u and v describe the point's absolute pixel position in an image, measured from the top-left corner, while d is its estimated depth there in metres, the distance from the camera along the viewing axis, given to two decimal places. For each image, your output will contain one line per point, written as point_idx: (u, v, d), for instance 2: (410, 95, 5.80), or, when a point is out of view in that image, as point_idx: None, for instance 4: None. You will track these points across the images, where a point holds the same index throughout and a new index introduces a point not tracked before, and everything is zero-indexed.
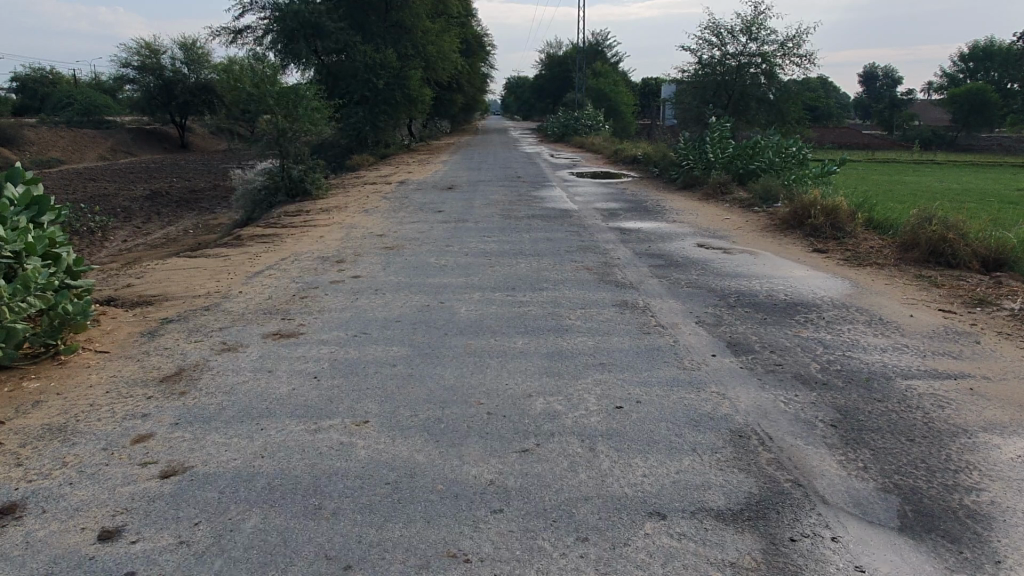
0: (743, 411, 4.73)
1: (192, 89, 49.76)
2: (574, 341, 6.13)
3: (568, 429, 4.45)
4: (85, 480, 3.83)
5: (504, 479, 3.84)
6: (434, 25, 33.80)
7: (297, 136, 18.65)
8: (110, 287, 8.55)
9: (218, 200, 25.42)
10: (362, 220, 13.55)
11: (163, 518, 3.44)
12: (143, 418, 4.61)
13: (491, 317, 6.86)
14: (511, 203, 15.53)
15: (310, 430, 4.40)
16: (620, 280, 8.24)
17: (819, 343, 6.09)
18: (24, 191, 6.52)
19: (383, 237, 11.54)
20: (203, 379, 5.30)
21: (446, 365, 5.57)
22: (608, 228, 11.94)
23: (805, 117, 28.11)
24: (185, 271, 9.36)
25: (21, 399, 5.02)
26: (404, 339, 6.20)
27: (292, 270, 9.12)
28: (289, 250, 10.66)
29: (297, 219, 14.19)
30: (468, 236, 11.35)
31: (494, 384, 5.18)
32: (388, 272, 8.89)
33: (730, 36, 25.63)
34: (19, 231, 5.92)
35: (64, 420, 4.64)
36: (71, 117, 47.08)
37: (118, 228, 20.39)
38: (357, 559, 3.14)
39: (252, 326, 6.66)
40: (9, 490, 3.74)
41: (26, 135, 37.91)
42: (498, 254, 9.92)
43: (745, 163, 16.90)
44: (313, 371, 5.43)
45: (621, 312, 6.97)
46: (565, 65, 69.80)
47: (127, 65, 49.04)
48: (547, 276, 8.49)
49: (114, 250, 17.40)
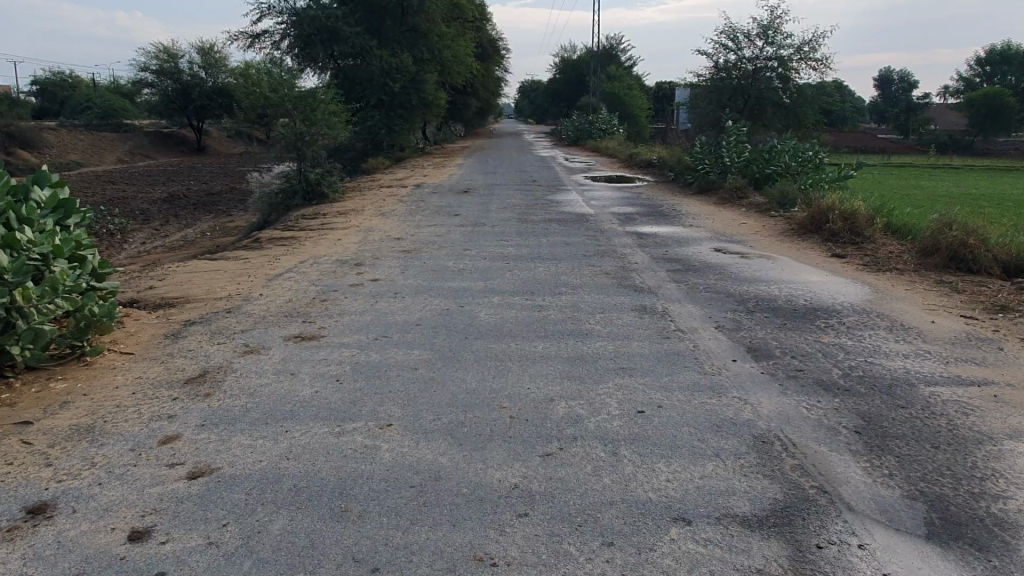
0: (765, 416, 4.72)
1: (209, 94, 50.13)
2: (593, 346, 6.13)
3: (590, 433, 4.46)
4: (115, 480, 3.88)
5: (529, 483, 3.85)
6: (449, 29, 33.89)
7: (314, 140, 18.75)
8: (132, 289, 8.64)
9: (235, 203, 25.62)
10: (379, 224, 13.61)
11: (192, 518, 3.48)
12: (169, 419, 4.67)
13: (511, 321, 6.88)
14: (527, 207, 15.55)
15: (334, 432, 4.44)
16: (638, 285, 8.24)
17: (840, 349, 6.06)
18: (51, 194, 6.59)
19: (400, 241, 11.56)
20: (227, 381, 5.36)
21: (468, 368, 5.59)
22: (625, 232, 11.93)
23: (822, 121, 27.95)
24: (206, 273, 9.45)
25: (48, 400, 5.09)
26: (426, 342, 6.23)
27: (312, 273, 9.18)
28: (308, 253, 10.73)
29: (315, 222, 14.26)
30: (486, 240, 11.38)
31: (516, 388, 5.20)
32: (407, 275, 8.92)
33: (746, 39, 25.53)
34: (47, 234, 6.02)
35: (92, 420, 4.70)
36: (90, 121, 47.61)
37: (137, 230, 20.60)
38: (384, 561, 3.16)
39: (274, 328, 6.72)
40: (41, 490, 3.80)
41: (46, 138, 38.39)
42: (516, 257, 9.94)
43: (762, 167, 16.84)
44: (335, 374, 5.47)
45: (639, 317, 6.96)
46: (580, 70, 69.73)
47: (146, 70, 49.52)
48: (565, 281, 8.49)
49: (133, 252, 17.58)
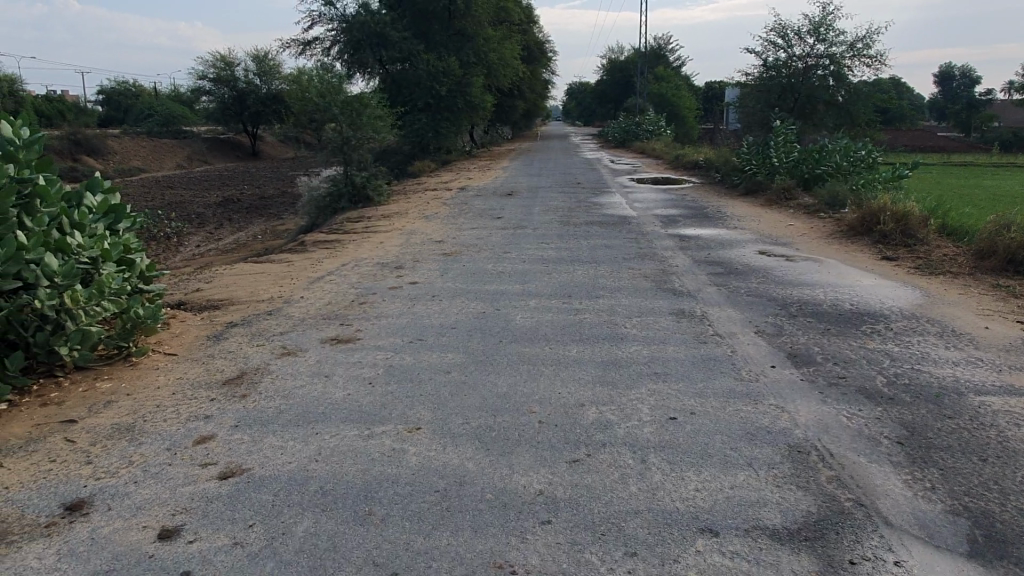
0: (803, 425, 4.58)
1: (263, 100, 51.41)
2: (628, 350, 6.05)
3: (619, 439, 4.39)
4: (150, 479, 3.98)
5: (554, 490, 3.81)
6: (496, 32, 34.04)
7: (361, 144, 19.03)
8: (181, 291, 8.89)
9: (286, 207, 26.18)
10: (422, 226, 13.72)
11: (220, 518, 3.54)
12: (205, 419, 4.77)
13: (546, 325, 6.84)
14: (569, 209, 15.48)
15: (363, 435, 4.47)
16: (677, 288, 8.11)
17: (885, 355, 5.85)
18: (102, 200, 6.82)
19: (442, 243, 11.64)
20: (264, 382, 5.45)
21: (500, 372, 5.58)
22: (668, 235, 11.77)
23: (876, 119, 27.13)
24: (251, 275, 9.65)
25: (93, 399, 5.26)
26: (460, 346, 6.24)
27: (353, 276, 9.30)
28: (350, 256, 10.87)
29: (359, 225, 14.46)
30: (526, 243, 11.37)
31: (547, 392, 5.16)
32: (445, 278, 8.96)
33: (797, 37, 24.96)
34: (96, 238, 6.21)
35: (132, 420, 4.83)
36: (151, 128, 49.30)
37: (192, 233, 21.23)
38: (403, 566, 3.16)
39: (312, 330, 6.82)
40: (80, 487, 3.92)
41: (110, 145, 39.90)
42: (555, 260, 9.90)
43: (812, 167, 16.42)
44: (368, 376, 5.52)
45: (677, 321, 6.84)
46: (628, 71, 69.23)
47: (203, 78, 51.06)
48: (603, 284, 8.41)
49: (187, 254, 18.11)
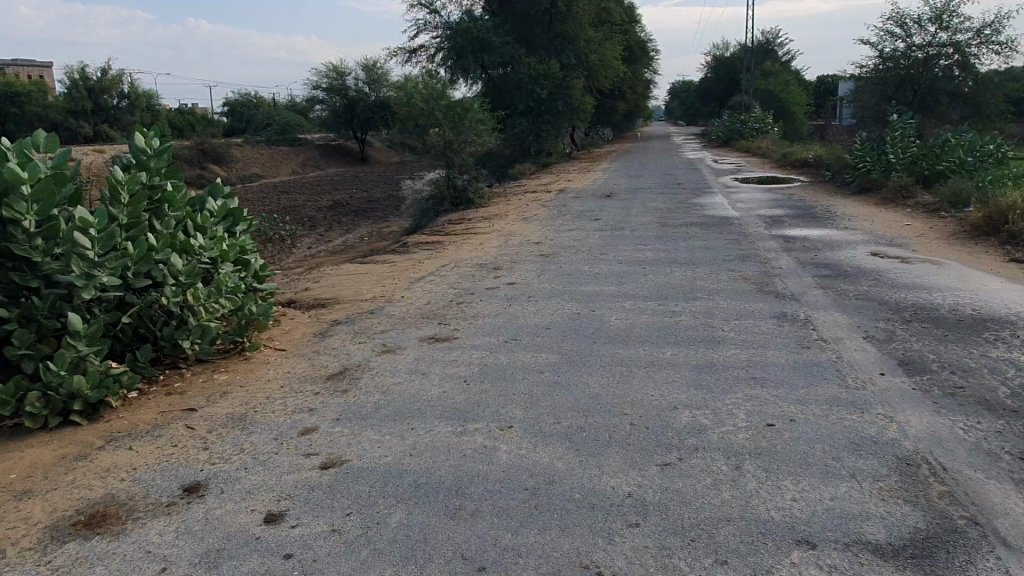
0: (913, 437, 4.32)
1: (371, 107, 53.34)
2: (725, 353, 5.89)
3: (713, 445, 4.30)
4: (258, 465, 4.24)
5: (644, 493, 3.77)
6: (597, 33, 33.90)
7: (462, 148, 19.42)
8: (292, 290, 9.38)
9: (391, 210, 27.07)
10: (521, 228, 13.86)
11: (320, 506, 3.73)
12: (309, 412, 5.02)
13: (641, 326, 6.76)
14: (669, 210, 15.21)
15: (457, 431, 4.57)
16: (780, 291, 7.82)
17: (1010, 365, 5.42)
18: (223, 204, 7.26)
19: (539, 245, 11.71)
20: (364, 378, 5.68)
21: (593, 373, 5.57)
22: (772, 236, 11.36)
23: (1008, 111, 25.12)
24: (356, 276, 10.06)
25: (211, 389, 5.64)
26: (553, 346, 6.27)
27: (452, 276, 9.51)
28: (450, 257, 11.12)
29: (459, 227, 14.77)
30: (624, 244, 11.27)
31: (639, 394, 5.10)
32: (541, 279, 9.01)
33: (916, 25, 23.48)
34: (216, 240, 6.63)
35: (245, 410, 5.16)
36: (269, 137, 52.17)
37: (304, 235, 22.32)
38: (491, 561, 3.22)
39: (411, 329, 7.03)
40: (197, 470, 4.22)
41: (232, 153, 42.54)
42: (653, 262, 9.76)
43: (933, 164, 15.42)
44: (463, 375, 5.64)
45: (779, 325, 6.60)
46: (734, 67, 67.22)
47: (317, 88, 53.58)
48: (702, 286, 8.22)
49: (300, 255, 19.07)
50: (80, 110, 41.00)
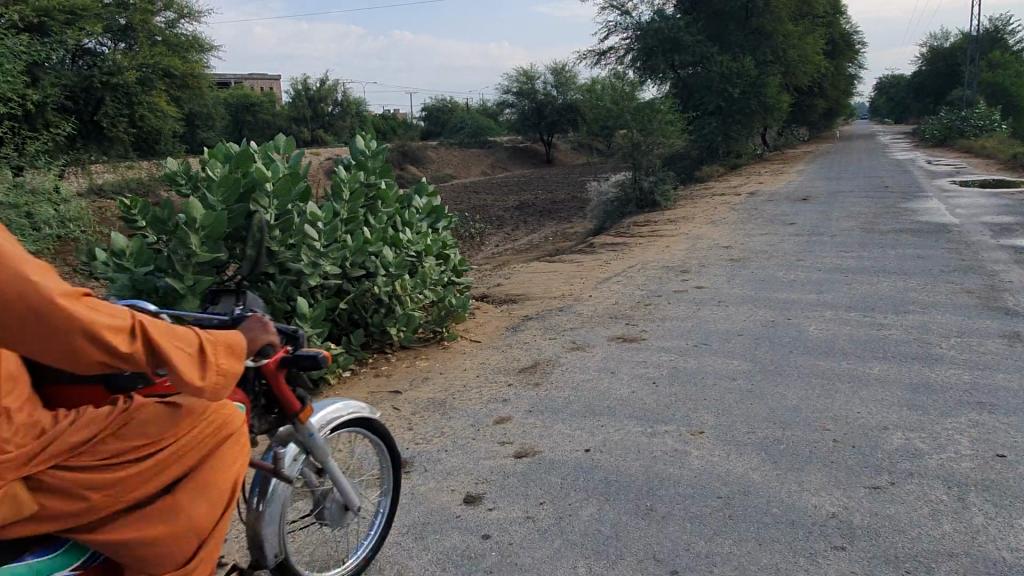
0: None
1: (558, 110, 54.27)
2: (945, 373, 5.35)
3: (931, 471, 3.93)
4: (457, 448, 4.50)
5: (850, 515, 3.54)
6: (797, 27, 32.03)
7: (650, 149, 19.21)
8: (484, 285, 9.81)
9: (575, 210, 27.39)
10: (709, 232, 13.46)
11: (515, 493, 3.88)
12: (503, 402, 5.24)
13: (844, 338, 6.32)
14: (876, 215, 14.04)
15: (647, 433, 4.56)
16: (1012, 308, 6.96)
17: None
18: (428, 202, 7.74)
19: (729, 249, 11.31)
20: (554, 373, 5.81)
21: (790, 384, 5.30)
22: (1002, 245, 10.12)
23: None
24: (544, 274, 10.31)
25: (414, 374, 6.06)
26: (747, 353, 6.04)
27: (639, 278, 9.46)
28: (636, 259, 11.05)
29: (645, 229, 14.64)
30: (824, 250, 10.58)
31: (843, 410, 4.78)
32: (732, 284, 8.70)
33: None
34: (422, 235, 7.10)
35: (444, 396, 5.49)
36: (462, 140, 54.79)
37: (492, 234, 23.23)
38: (684, 565, 3.18)
39: (599, 328, 7.08)
40: (403, 448, 4.57)
41: (428, 156, 45.20)
42: (858, 270, 9.07)
43: None
44: (652, 377, 5.59)
45: (1011, 346, 5.88)
46: (956, 59, 60.54)
47: (507, 92, 55.46)
48: (915, 299, 7.52)
49: (487, 253, 19.87)
50: (300, 117, 45.56)
